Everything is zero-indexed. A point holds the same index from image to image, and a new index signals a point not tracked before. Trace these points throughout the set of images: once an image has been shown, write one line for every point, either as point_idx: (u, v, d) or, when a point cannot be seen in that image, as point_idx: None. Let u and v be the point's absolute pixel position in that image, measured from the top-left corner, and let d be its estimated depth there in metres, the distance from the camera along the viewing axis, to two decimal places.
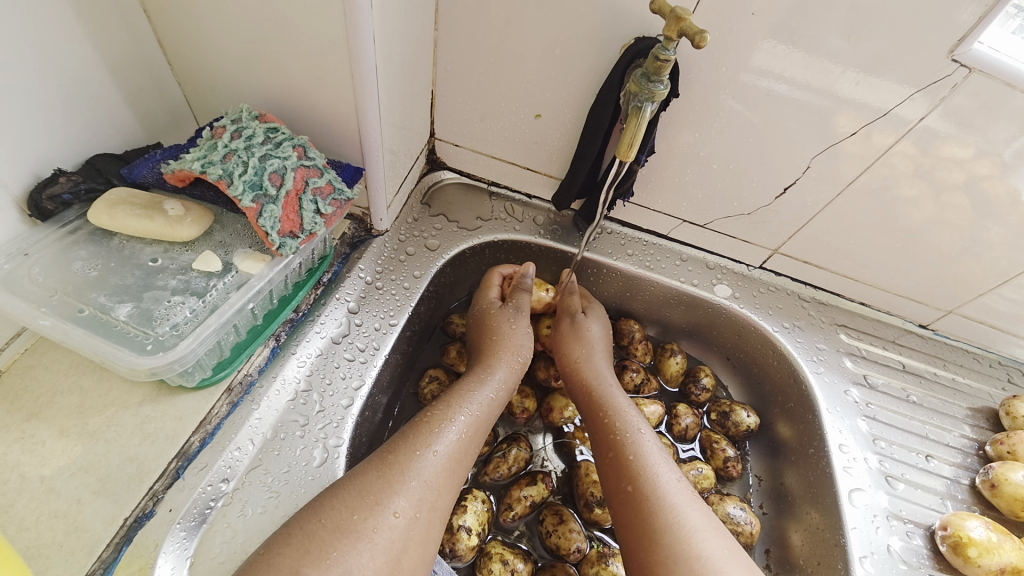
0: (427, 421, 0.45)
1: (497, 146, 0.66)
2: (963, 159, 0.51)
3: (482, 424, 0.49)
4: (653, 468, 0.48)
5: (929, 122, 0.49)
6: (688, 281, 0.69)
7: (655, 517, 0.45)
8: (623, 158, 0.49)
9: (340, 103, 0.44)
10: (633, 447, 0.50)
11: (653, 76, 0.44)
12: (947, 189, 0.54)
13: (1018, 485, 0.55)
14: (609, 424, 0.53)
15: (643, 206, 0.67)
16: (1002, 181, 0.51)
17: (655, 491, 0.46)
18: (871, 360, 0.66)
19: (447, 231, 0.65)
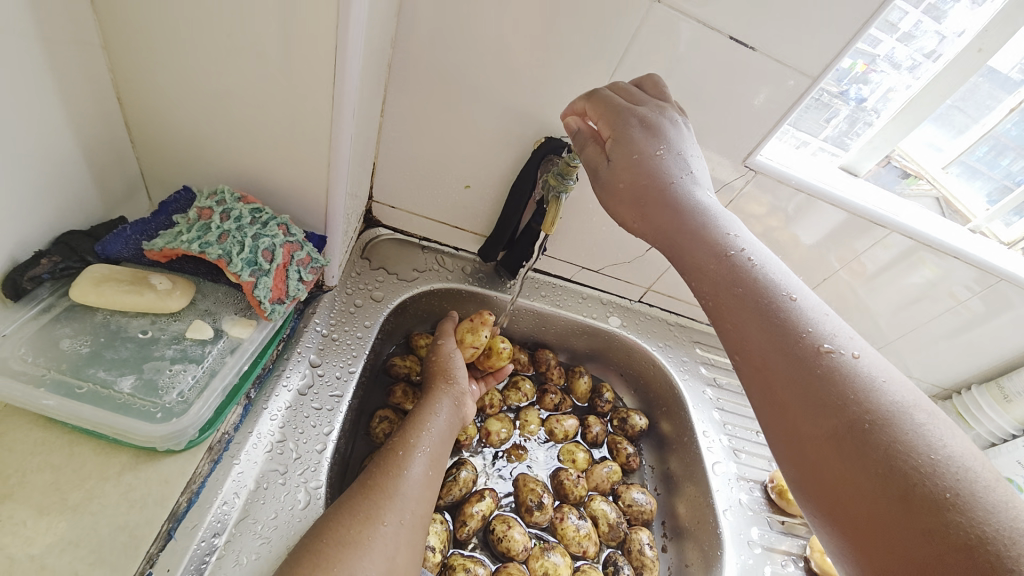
0: (393, 449, 0.51)
1: (430, 208, 0.76)
2: (760, 214, 0.76)
3: (439, 449, 0.54)
4: (774, 316, 0.42)
5: (749, 191, 0.73)
6: (588, 315, 0.87)
7: (800, 374, 0.39)
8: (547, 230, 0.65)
9: (312, 182, 0.51)
10: (745, 289, 0.43)
11: (566, 175, 0.61)
12: (753, 237, 0.79)
13: None
14: (708, 266, 0.44)
15: (552, 257, 0.83)
16: (786, 230, 0.78)
17: (785, 351, 0.40)
18: (718, 365, 0.89)
19: (388, 282, 0.74)
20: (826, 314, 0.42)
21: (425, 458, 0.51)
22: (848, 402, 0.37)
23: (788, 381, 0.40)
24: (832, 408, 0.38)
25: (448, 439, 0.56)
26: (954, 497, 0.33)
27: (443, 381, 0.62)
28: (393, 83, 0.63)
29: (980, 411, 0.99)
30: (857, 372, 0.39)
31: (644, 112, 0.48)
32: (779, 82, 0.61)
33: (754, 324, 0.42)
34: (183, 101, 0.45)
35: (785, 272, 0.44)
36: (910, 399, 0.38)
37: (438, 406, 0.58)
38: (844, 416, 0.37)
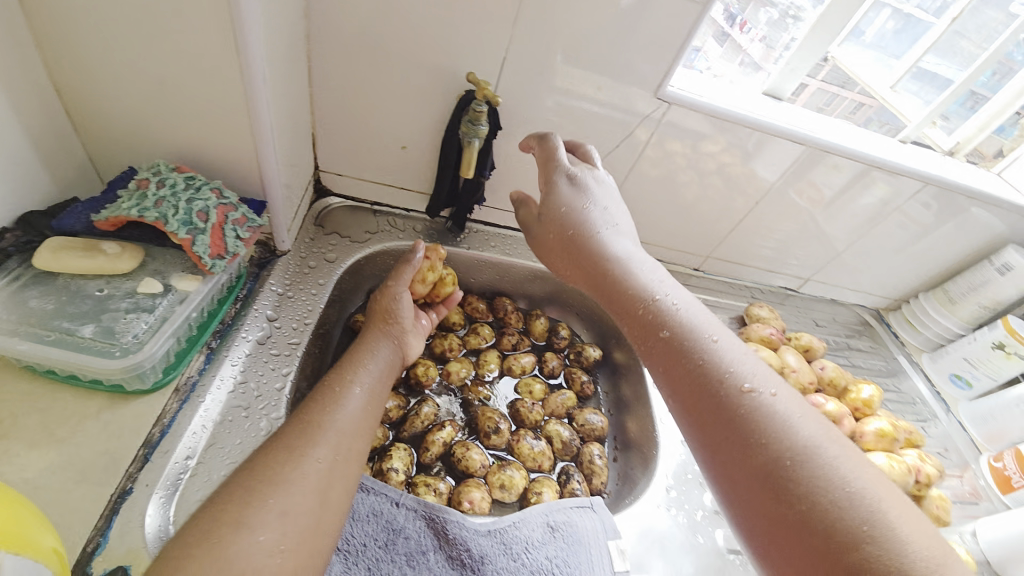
0: (331, 386, 0.56)
1: (373, 172, 0.81)
2: (717, 152, 0.80)
3: (378, 385, 0.59)
4: (701, 355, 0.47)
5: (667, 123, 0.76)
6: (538, 260, 0.92)
7: (723, 405, 0.44)
8: (465, 175, 0.71)
9: (240, 151, 0.56)
10: (672, 328, 0.49)
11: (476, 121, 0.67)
12: (711, 174, 0.84)
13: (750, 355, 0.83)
14: (643, 318, 0.51)
15: (496, 207, 0.88)
16: (742, 165, 0.83)
17: (711, 383, 0.45)
18: None
19: (341, 245, 0.79)
20: (742, 356, 0.47)
21: (361, 393, 0.56)
22: (769, 439, 0.42)
23: (721, 417, 0.44)
24: (756, 446, 0.42)
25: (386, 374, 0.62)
26: (869, 529, 0.37)
27: (382, 322, 0.67)
28: (314, 54, 0.67)
29: (926, 316, 1.04)
30: (773, 409, 0.43)
31: (572, 169, 0.61)
32: (674, 12, 0.63)
33: (688, 371, 0.47)
34: (108, 85, 0.50)
35: (709, 319, 0.50)
36: (823, 438, 0.42)
37: (376, 346, 0.64)
38: (767, 446, 0.41)
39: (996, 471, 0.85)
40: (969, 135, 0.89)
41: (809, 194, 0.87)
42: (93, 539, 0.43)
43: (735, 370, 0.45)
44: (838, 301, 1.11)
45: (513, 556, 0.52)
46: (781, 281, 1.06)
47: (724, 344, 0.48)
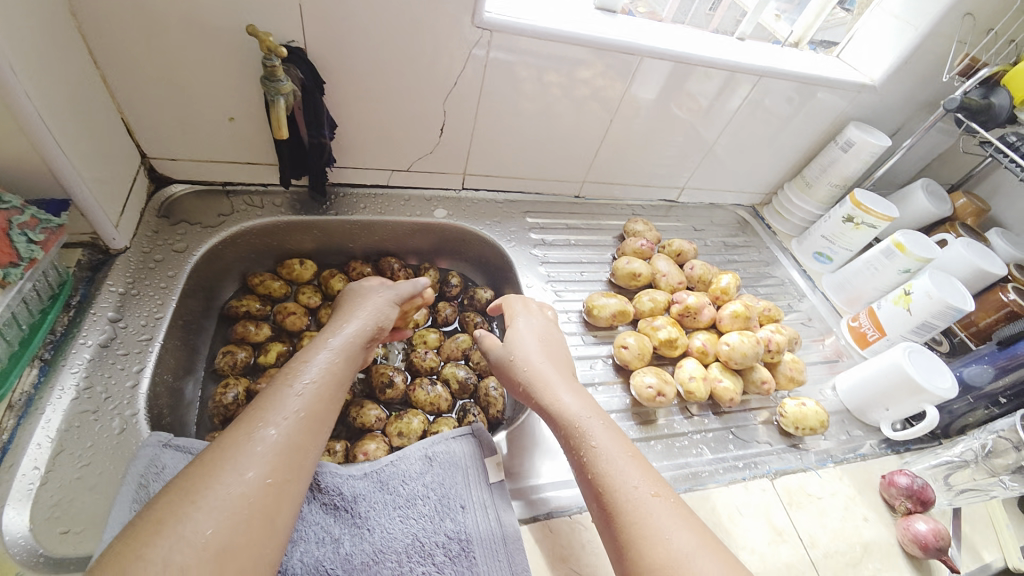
0: (286, 373, 0.51)
1: (210, 150, 0.77)
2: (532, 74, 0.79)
3: (342, 370, 0.55)
4: (601, 464, 0.51)
5: (494, 56, 0.75)
6: (414, 213, 0.91)
7: (611, 501, 0.48)
8: (279, 137, 0.62)
9: (15, 149, 0.53)
10: (587, 437, 0.54)
11: (272, 78, 0.59)
12: (573, 95, 0.85)
13: (623, 267, 0.88)
14: (568, 437, 0.56)
15: (356, 167, 0.86)
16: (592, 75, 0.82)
17: (606, 484, 0.50)
18: (547, 228, 0.98)
19: (192, 233, 0.76)
20: (641, 474, 0.50)
21: (309, 385, 0.50)
22: (638, 545, 0.45)
23: (605, 514, 0.48)
24: (627, 550, 0.45)
25: (369, 328, 0.62)
26: None
27: (356, 298, 0.67)
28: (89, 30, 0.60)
29: (791, 204, 1.12)
30: (645, 513, 0.46)
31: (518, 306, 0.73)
32: None
33: (590, 468, 0.52)
34: None
35: (625, 445, 0.53)
36: (689, 553, 0.43)
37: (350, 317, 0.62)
38: (641, 523, 0.46)
39: (854, 329, 0.94)
40: (807, 24, 0.97)
41: (688, 105, 0.92)
42: None
43: (622, 480, 0.49)
44: (716, 204, 1.18)
45: (389, 491, 0.55)
46: (659, 194, 1.11)
47: (619, 449, 0.52)
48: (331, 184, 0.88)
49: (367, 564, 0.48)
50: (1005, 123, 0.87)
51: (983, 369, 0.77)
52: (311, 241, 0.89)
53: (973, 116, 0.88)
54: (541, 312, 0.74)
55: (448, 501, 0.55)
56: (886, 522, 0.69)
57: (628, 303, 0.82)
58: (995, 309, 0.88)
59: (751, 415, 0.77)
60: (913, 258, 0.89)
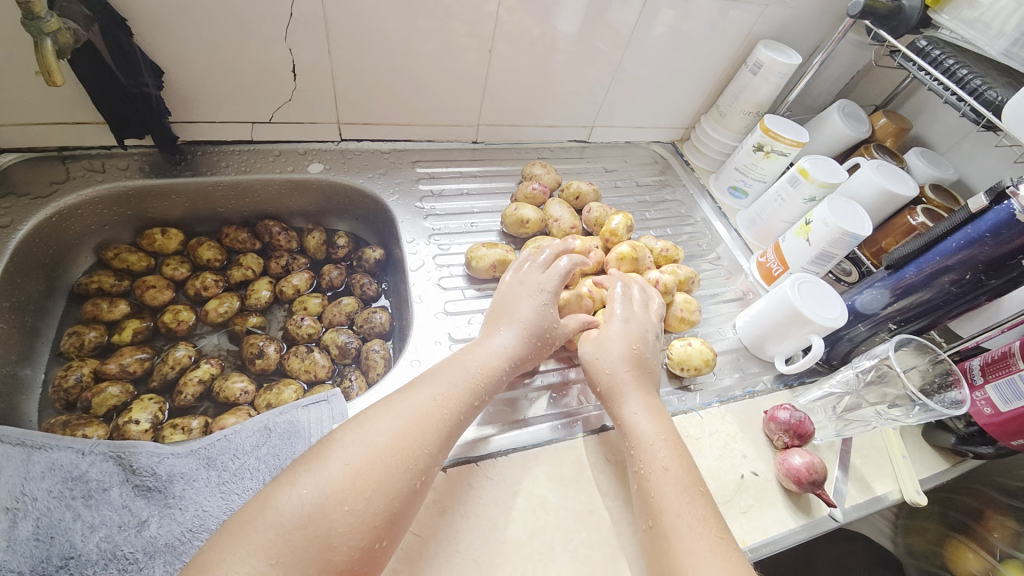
0: (398, 399, 0.52)
1: (28, 113, 0.69)
2: None
3: (491, 382, 0.58)
4: (661, 497, 0.51)
5: None
6: (285, 169, 0.84)
7: (667, 531, 0.49)
8: (55, 82, 0.55)
9: None
10: (652, 464, 0.54)
11: (33, 14, 0.52)
12: (419, 24, 0.75)
13: (514, 212, 0.81)
14: (635, 458, 0.55)
15: (208, 122, 0.78)
16: (442, 4, 0.74)
17: (666, 512, 0.50)
18: (438, 178, 0.91)
19: (18, 205, 0.69)
20: (696, 516, 0.49)
21: (413, 417, 0.50)
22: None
23: (660, 543, 0.49)
24: None
25: (528, 339, 0.62)
26: None
27: (504, 300, 0.66)
28: None
29: (708, 136, 1.05)
30: (689, 554, 0.47)
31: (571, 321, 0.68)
32: None
33: (653, 498, 0.52)
34: None
35: (690, 482, 0.52)
36: None
37: (512, 318, 0.63)
38: (691, 553, 0.47)
39: (762, 266, 0.90)
40: None
41: (609, 38, 0.87)
42: None
43: (675, 518, 0.49)
44: (633, 142, 1.11)
45: (216, 467, 0.51)
46: (568, 135, 1.04)
47: (677, 483, 0.52)
48: (186, 142, 0.80)
49: (174, 544, 0.46)
50: (918, 29, 0.80)
51: (878, 295, 0.73)
52: (177, 208, 0.81)
53: (883, 22, 0.82)
54: (642, 310, 0.68)
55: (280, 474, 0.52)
56: (767, 459, 0.68)
57: (511, 252, 0.77)
58: (903, 233, 0.84)
59: None
60: (817, 185, 0.85)
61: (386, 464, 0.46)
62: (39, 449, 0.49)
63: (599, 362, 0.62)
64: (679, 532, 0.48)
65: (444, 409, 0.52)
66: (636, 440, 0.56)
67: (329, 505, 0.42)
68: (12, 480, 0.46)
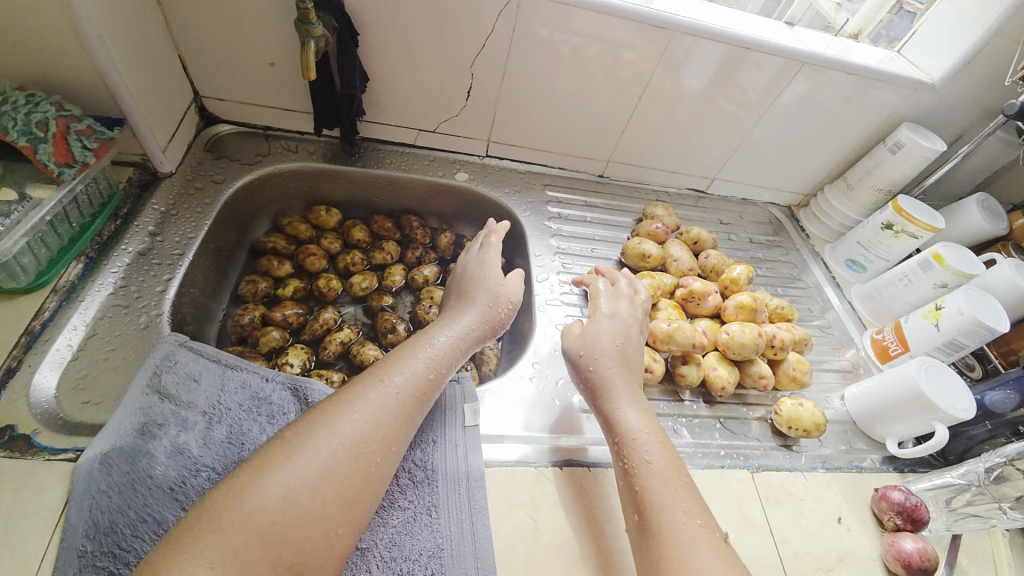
0: (378, 368, 0.54)
1: (253, 94, 0.82)
2: (553, 36, 0.79)
3: (447, 361, 0.59)
4: (650, 492, 0.51)
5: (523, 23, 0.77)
6: (436, 173, 0.94)
7: (657, 525, 0.48)
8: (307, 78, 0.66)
9: (80, 67, 0.59)
10: (638, 459, 0.54)
11: (306, 19, 0.65)
12: (580, 74, 0.85)
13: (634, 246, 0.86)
14: (621, 453, 0.55)
15: (385, 124, 0.90)
16: (606, 60, 0.83)
17: (654, 504, 0.50)
18: (565, 202, 0.98)
19: (231, 168, 0.83)
20: (683, 510, 0.49)
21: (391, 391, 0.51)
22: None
23: (647, 538, 0.48)
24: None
25: (483, 318, 0.66)
26: None
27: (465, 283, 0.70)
28: None
29: (829, 206, 1.06)
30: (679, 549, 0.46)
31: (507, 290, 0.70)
32: None
33: (641, 493, 0.51)
34: None
35: (676, 475, 0.52)
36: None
37: (467, 305, 0.67)
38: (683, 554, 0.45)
39: (877, 343, 0.89)
40: (869, 14, 0.93)
41: (735, 98, 0.92)
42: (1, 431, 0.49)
43: (666, 510, 0.49)
44: (749, 200, 1.14)
45: None
46: (688, 183, 1.08)
47: (665, 477, 0.52)
48: (362, 137, 0.92)
49: None
50: None
51: (1009, 394, 0.71)
52: (341, 191, 0.93)
53: None
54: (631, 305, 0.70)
55: (421, 435, 0.58)
56: (872, 538, 0.65)
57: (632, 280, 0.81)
58: None
59: (745, 410, 0.75)
60: (951, 272, 0.84)
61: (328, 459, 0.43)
62: (231, 368, 0.60)
63: (585, 358, 0.63)
64: (671, 526, 0.47)
65: (403, 394, 0.52)
66: (623, 436, 0.56)
67: (277, 508, 0.39)
68: (212, 390, 0.57)
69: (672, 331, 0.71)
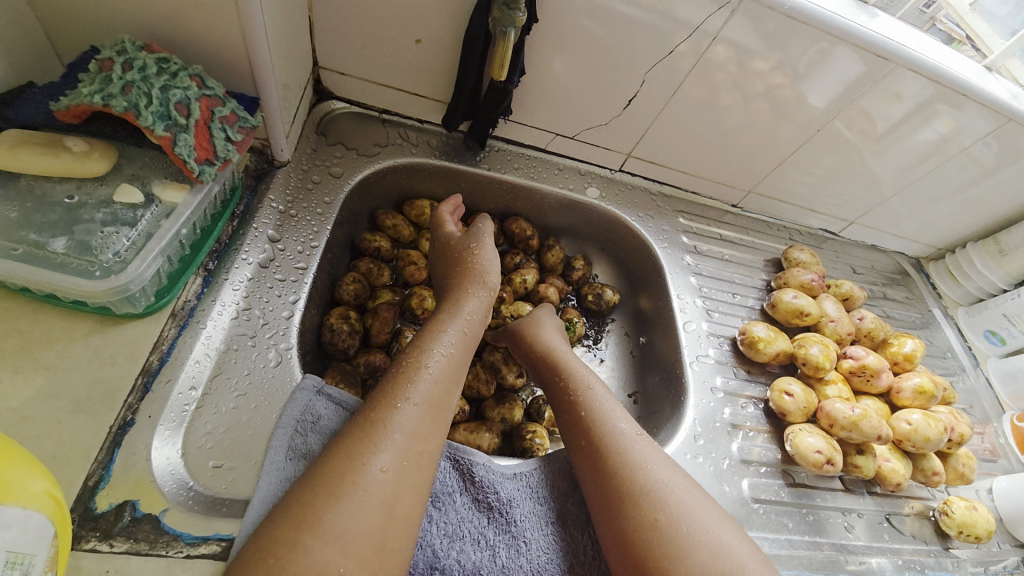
0: (404, 371, 0.48)
1: (382, 73, 0.69)
2: (751, 53, 0.66)
3: (460, 356, 0.53)
4: (626, 457, 0.50)
5: (729, 31, 0.64)
6: (566, 187, 0.82)
7: (632, 487, 0.47)
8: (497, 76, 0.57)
9: (226, 30, 0.46)
10: (601, 425, 0.53)
11: (512, 4, 0.54)
12: (758, 93, 0.72)
13: (787, 301, 0.77)
14: (583, 421, 0.54)
15: (521, 123, 0.77)
16: (794, 88, 0.71)
17: (626, 468, 0.49)
18: (701, 235, 0.88)
19: (347, 158, 0.70)
20: (661, 466, 0.49)
21: (418, 405, 0.46)
22: (665, 532, 0.44)
23: (623, 505, 0.47)
24: (646, 534, 0.45)
25: (482, 308, 0.61)
26: None
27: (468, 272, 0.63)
28: None
29: (971, 267, 0.97)
30: (668, 503, 0.46)
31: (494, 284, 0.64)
32: None
33: (607, 461, 0.50)
34: None
35: (642, 436, 0.53)
36: (717, 529, 0.45)
37: (466, 298, 0.60)
38: (680, 530, 0.44)
39: (1019, 430, 0.83)
40: None
41: (903, 140, 0.79)
42: (123, 509, 0.39)
43: (647, 471, 0.48)
44: (877, 248, 1.04)
45: (539, 500, 0.53)
46: (822, 223, 0.98)
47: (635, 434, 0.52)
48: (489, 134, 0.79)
49: None
50: None
51: None
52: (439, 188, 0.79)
53: None
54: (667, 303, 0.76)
55: (598, 525, 0.52)
56: None
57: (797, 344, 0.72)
58: None
59: (902, 503, 0.68)
60: None
61: (354, 520, 0.37)
62: None
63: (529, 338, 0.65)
64: (652, 486, 0.47)
65: (422, 404, 0.46)
66: (584, 403, 0.56)
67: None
68: None
69: (860, 419, 0.63)
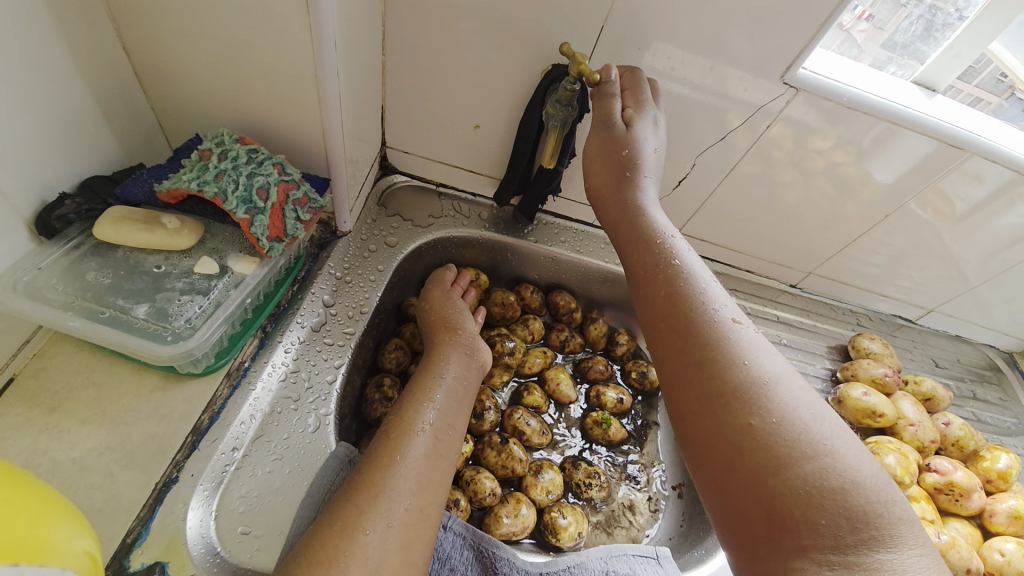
0: (396, 427, 0.49)
1: (441, 152, 0.74)
2: (803, 139, 0.66)
3: (451, 413, 0.53)
4: (732, 364, 0.42)
5: (789, 111, 0.64)
6: (612, 261, 0.81)
7: (738, 396, 0.41)
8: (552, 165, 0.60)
9: (308, 122, 0.52)
10: (704, 319, 0.45)
11: (564, 102, 0.59)
12: (812, 175, 0.71)
13: (857, 399, 0.69)
14: (677, 304, 0.46)
15: (569, 199, 0.79)
16: (857, 166, 0.68)
17: (734, 375, 0.41)
18: (755, 316, 0.83)
19: (403, 228, 0.74)
20: (776, 376, 0.42)
21: (423, 456, 0.47)
22: (777, 445, 0.38)
23: (720, 413, 0.41)
24: (751, 449, 0.39)
25: (463, 361, 0.59)
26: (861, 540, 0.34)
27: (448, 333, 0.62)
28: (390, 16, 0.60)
29: None
30: (780, 418, 0.39)
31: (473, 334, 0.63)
32: None
33: (707, 363, 0.43)
34: (194, 83, 0.51)
35: (757, 342, 0.44)
36: (850, 454, 0.38)
37: (445, 364, 0.57)
38: (781, 437, 0.38)
39: None
40: None
41: (984, 227, 0.73)
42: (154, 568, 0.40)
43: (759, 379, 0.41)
44: (962, 338, 0.93)
45: None
46: (894, 309, 0.90)
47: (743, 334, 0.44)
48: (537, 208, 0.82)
49: None
50: None
51: None
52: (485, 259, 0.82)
53: None
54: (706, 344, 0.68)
55: None
56: None
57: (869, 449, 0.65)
58: None
59: None
60: None
61: None
62: None
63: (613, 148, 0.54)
64: (762, 400, 0.40)
65: (422, 462, 0.47)
66: (677, 275, 0.47)
67: None
68: None
69: (945, 548, 0.57)
